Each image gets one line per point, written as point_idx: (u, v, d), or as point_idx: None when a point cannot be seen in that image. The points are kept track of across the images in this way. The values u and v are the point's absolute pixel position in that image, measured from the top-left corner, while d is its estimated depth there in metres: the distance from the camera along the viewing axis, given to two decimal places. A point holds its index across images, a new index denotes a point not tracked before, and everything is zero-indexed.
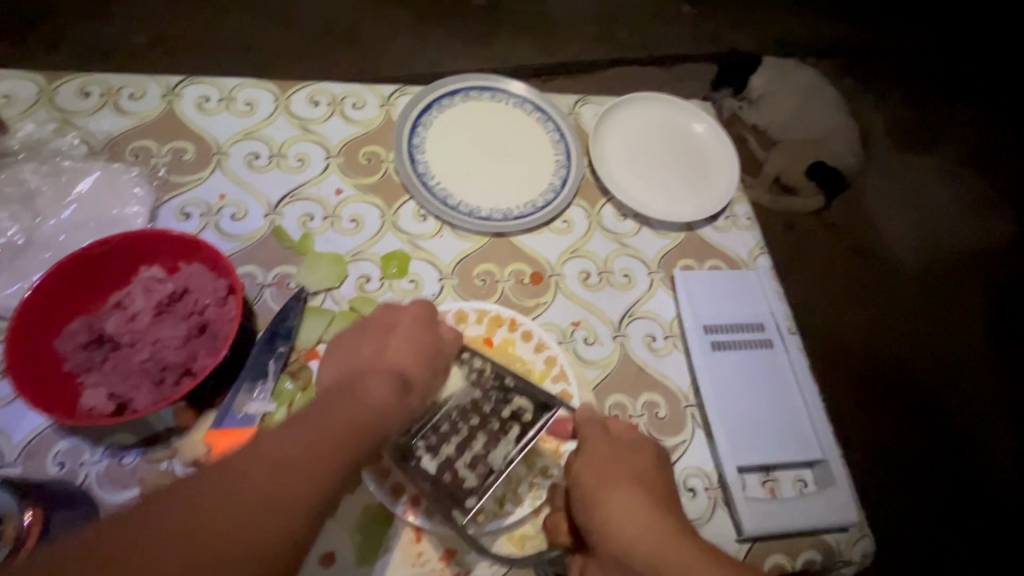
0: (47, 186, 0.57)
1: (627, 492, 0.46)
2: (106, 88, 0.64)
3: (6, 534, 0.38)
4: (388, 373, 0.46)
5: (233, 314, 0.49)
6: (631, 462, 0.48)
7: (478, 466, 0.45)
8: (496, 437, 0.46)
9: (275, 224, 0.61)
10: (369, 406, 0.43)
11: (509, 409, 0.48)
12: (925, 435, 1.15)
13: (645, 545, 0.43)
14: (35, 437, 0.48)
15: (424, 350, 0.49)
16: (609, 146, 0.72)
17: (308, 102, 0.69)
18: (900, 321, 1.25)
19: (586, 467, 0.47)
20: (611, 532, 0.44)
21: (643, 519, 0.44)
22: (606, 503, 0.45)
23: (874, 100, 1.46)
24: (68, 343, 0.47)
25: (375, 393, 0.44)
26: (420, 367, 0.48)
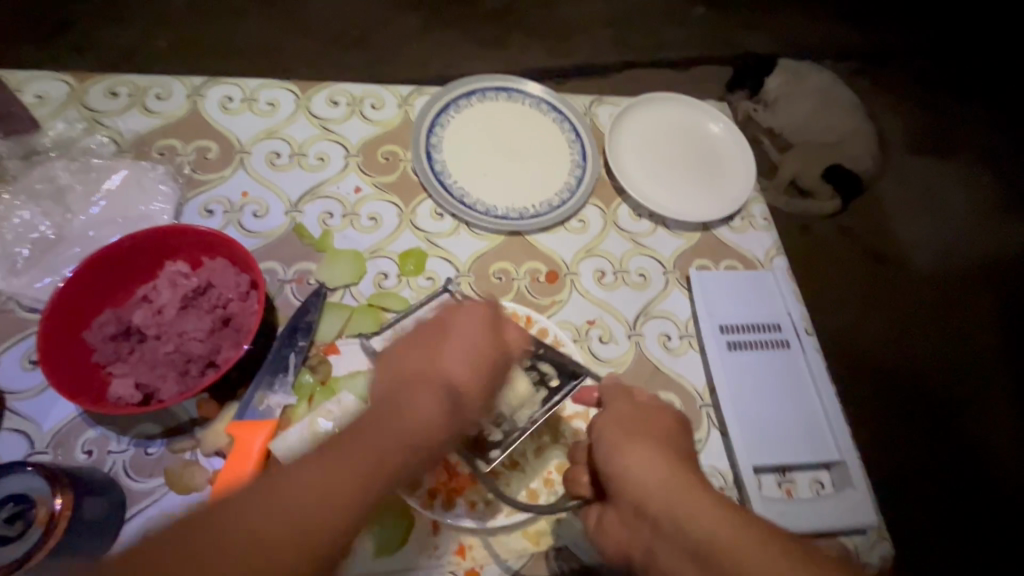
0: (78, 183, 0.59)
1: (646, 444, 0.44)
2: (134, 88, 0.66)
3: (38, 516, 0.39)
4: (438, 386, 0.41)
5: (255, 308, 0.50)
6: (653, 421, 0.46)
7: (506, 422, 0.47)
8: (522, 400, 0.48)
9: (295, 222, 0.62)
10: (414, 424, 0.39)
11: (536, 373, 0.50)
12: (945, 442, 1.13)
13: (661, 492, 0.41)
14: (63, 426, 0.49)
15: (485, 360, 0.43)
16: (626, 147, 0.72)
17: (328, 103, 0.70)
18: (918, 326, 1.23)
19: (607, 422, 0.46)
20: (628, 481, 0.42)
21: (658, 469, 0.42)
22: (625, 453, 0.43)
23: (891, 103, 1.44)
24: (97, 334, 0.49)
25: (425, 407, 0.40)
26: (474, 381, 0.42)
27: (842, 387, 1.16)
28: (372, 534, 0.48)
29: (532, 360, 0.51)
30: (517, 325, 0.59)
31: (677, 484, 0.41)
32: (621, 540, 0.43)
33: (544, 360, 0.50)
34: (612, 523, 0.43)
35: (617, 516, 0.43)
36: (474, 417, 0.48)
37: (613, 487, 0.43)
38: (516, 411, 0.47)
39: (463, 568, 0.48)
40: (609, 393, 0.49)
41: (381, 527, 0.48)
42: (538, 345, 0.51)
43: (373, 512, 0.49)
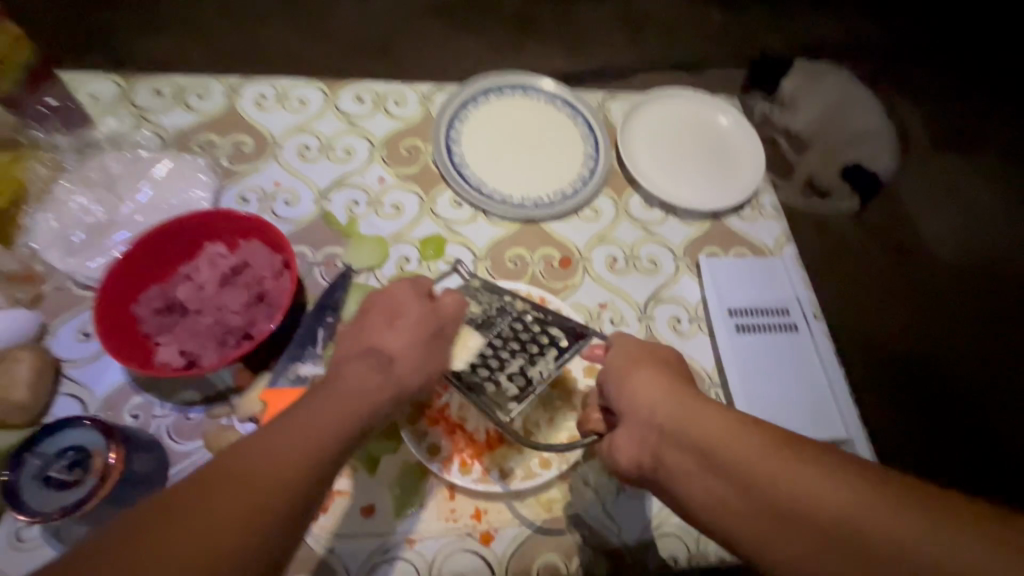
0: (127, 173, 0.64)
1: (652, 369, 0.46)
2: (177, 88, 0.71)
3: (95, 466, 0.43)
4: (371, 357, 0.44)
5: (287, 285, 0.54)
6: (657, 355, 0.49)
7: (520, 379, 0.47)
8: (535, 358, 0.48)
9: (323, 209, 0.66)
10: (354, 391, 0.41)
11: (545, 335, 0.50)
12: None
13: (663, 405, 0.43)
14: (113, 392, 0.53)
15: (416, 330, 0.46)
16: (637, 139, 0.75)
17: (354, 100, 0.74)
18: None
19: (615, 355, 0.49)
20: (636, 401, 0.45)
21: (660, 387, 0.44)
22: (632, 379, 0.46)
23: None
24: (145, 308, 0.53)
25: (361, 376, 0.42)
26: (409, 350, 0.45)
27: None
28: (393, 496, 0.51)
29: (539, 325, 0.51)
30: None
31: (680, 397, 0.43)
32: (632, 455, 0.45)
33: (551, 324, 0.50)
34: (625, 439, 0.45)
35: (632, 433, 0.45)
36: (493, 376, 0.48)
37: (623, 408, 0.46)
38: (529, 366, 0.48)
39: (479, 531, 0.51)
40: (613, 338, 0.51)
41: (402, 490, 0.51)
42: (546, 311, 0.52)
43: (394, 476, 0.52)
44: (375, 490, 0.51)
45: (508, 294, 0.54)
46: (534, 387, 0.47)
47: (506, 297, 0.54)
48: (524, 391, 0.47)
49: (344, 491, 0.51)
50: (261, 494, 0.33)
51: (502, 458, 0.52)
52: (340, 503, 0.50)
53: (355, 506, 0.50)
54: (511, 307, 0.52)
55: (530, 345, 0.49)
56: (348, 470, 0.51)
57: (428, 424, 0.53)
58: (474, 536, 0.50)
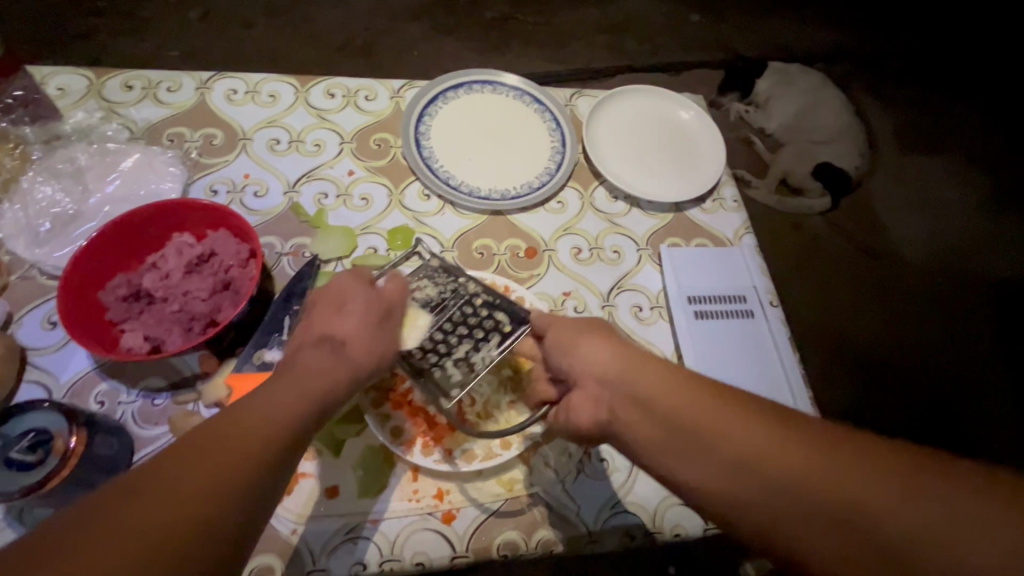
0: (95, 165, 0.65)
1: (597, 335, 0.47)
2: (148, 81, 0.72)
3: (56, 448, 0.44)
4: (326, 343, 0.45)
5: (253, 276, 0.56)
6: (598, 322, 0.49)
7: (467, 364, 0.48)
8: (479, 344, 0.49)
9: (293, 201, 0.67)
10: (310, 374, 0.42)
11: (490, 321, 0.50)
12: (924, 431, 1.16)
13: (613, 366, 0.44)
14: (79, 379, 0.54)
15: (365, 317, 0.48)
16: (602, 133, 0.77)
17: (325, 95, 0.75)
18: (903, 319, 1.26)
19: (553, 325, 0.49)
20: (587, 365, 0.46)
21: (607, 351, 0.46)
22: (579, 345, 0.47)
23: (877, 103, 1.48)
24: (111, 295, 0.54)
25: (314, 359, 0.44)
26: (363, 335, 0.47)
27: (827, 377, 1.19)
28: (357, 477, 0.52)
29: (487, 310, 0.51)
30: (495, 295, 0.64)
31: (629, 359, 0.44)
32: (591, 416, 0.45)
33: (496, 309, 0.51)
34: (579, 401, 0.45)
35: (585, 395, 0.45)
36: (438, 362, 0.49)
37: (574, 375, 0.47)
38: (474, 352, 0.49)
39: (440, 510, 0.52)
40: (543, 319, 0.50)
41: (365, 471, 0.52)
42: (495, 296, 0.52)
43: (359, 458, 0.53)
44: (340, 471, 0.52)
45: (463, 277, 0.54)
46: (477, 373, 0.48)
47: (461, 280, 0.54)
48: (468, 377, 0.48)
49: (308, 473, 0.52)
50: (238, 464, 0.34)
51: (463, 440, 0.54)
52: (303, 485, 0.51)
53: (319, 488, 0.51)
54: (462, 290, 0.53)
55: (474, 331, 0.50)
56: (313, 454, 0.53)
57: (391, 407, 0.54)
58: (436, 516, 0.52)
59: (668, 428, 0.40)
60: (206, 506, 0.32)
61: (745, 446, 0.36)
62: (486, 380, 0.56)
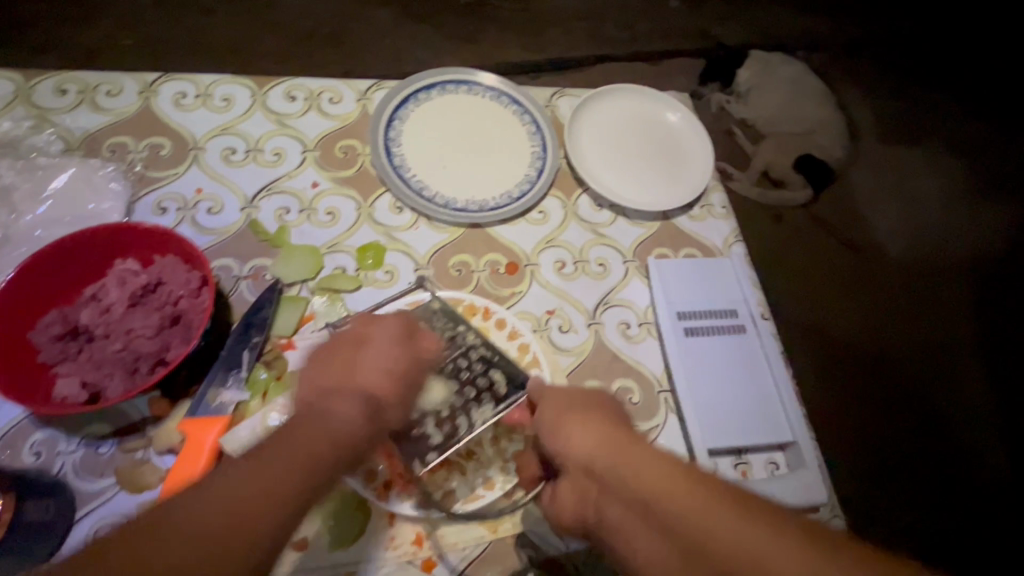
0: (24, 182, 0.58)
1: (584, 415, 0.45)
2: (83, 85, 0.65)
3: None
4: (357, 392, 0.42)
5: (205, 306, 0.50)
6: (591, 401, 0.47)
7: (448, 425, 0.46)
8: (469, 405, 0.47)
9: (251, 217, 0.62)
10: (338, 427, 0.40)
11: (485, 379, 0.49)
12: (909, 428, 1.14)
13: (602, 457, 0.42)
14: (10, 428, 0.48)
15: (404, 368, 0.44)
16: (586, 138, 0.73)
17: (285, 97, 0.69)
18: (886, 313, 1.24)
19: (544, 403, 0.47)
20: (574, 452, 0.43)
21: (596, 438, 0.43)
22: (565, 430, 0.44)
23: (858, 94, 1.45)
24: (42, 334, 0.48)
25: (343, 414, 0.40)
26: (398, 389, 0.43)
27: (817, 375, 1.15)
28: (327, 527, 0.48)
29: (483, 366, 0.50)
30: (475, 317, 0.60)
31: (615, 447, 0.42)
32: (575, 506, 0.43)
33: (495, 368, 0.50)
34: (564, 488, 0.44)
35: (570, 485, 0.43)
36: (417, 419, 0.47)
37: (561, 462, 0.44)
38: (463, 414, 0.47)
39: (420, 558, 0.48)
40: (536, 393, 0.48)
41: (336, 520, 0.48)
42: (494, 353, 0.51)
43: (330, 505, 0.49)
44: (309, 521, 0.48)
45: (462, 325, 0.53)
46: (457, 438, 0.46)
47: (459, 329, 0.52)
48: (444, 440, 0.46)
49: None
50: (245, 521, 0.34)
51: (443, 480, 0.50)
52: None
53: (286, 541, 0.47)
54: (461, 340, 0.51)
55: (466, 390, 0.48)
56: None
57: None
58: (415, 564, 0.48)
59: (661, 529, 0.37)
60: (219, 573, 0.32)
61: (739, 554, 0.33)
62: None
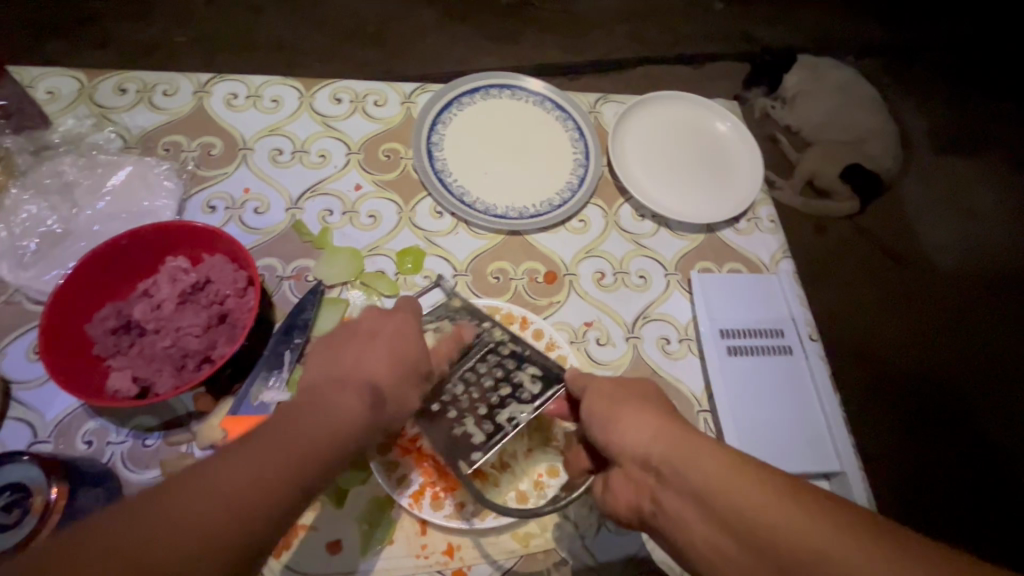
0: (85, 178, 0.60)
1: (638, 404, 0.43)
2: (142, 85, 0.67)
3: (34, 505, 0.40)
4: (361, 384, 0.41)
5: (251, 305, 0.51)
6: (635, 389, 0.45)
7: (495, 418, 0.45)
8: (506, 402, 0.46)
9: (296, 218, 0.63)
10: (336, 417, 0.38)
11: (521, 376, 0.48)
12: (963, 458, 1.05)
13: (658, 446, 0.40)
14: (65, 417, 0.50)
15: (406, 358, 0.43)
16: (630, 146, 0.71)
17: (331, 100, 0.70)
18: (943, 333, 1.15)
19: (589, 393, 0.45)
20: (627, 441, 0.42)
21: (650, 430, 0.41)
22: (620, 418, 0.43)
23: (915, 102, 1.36)
24: (98, 328, 0.50)
25: (348, 402, 0.39)
26: (400, 376, 0.42)
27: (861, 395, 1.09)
28: (360, 531, 0.48)
29: (516, 362, 0.49)
30: (513, 326, 0.59)
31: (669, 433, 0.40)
32: (630, 499, 0.42)
33: (529, 363, 0.48)
34: (619, 482, 0.43)
35: (626, 478, 0.42)
36: (462, 419, 0.46)
37: (612, 454, 0.43)
38: (505, 409, 0.46)
39: (451, 568, 0.48)
40: (579, 384, 0.46)
41: (369, 525, 0.49)
42: (523, 348, 0.50)
43: (363, 508, 0.49)
44: (343, 525, 0.48)
45: (488, 322, 0.51)
46: (504, 431, 0.44)
47: (486, 325, 0.51)
48: (494, 433, 0.45)
49: (309, 525, 0.48)
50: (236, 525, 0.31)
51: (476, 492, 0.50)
52: (305, 539, 0.48)
53: (320, 542, 0.48)
54: (489, 337, 0.50)
55: (502, 388, 0.47)
56: (314, 505, 0.49)
57: (400, 454, 0.50)
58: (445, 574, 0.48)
59: (716, 520, 0.36)
60: (212, 567, 0.30)
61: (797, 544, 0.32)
62: None
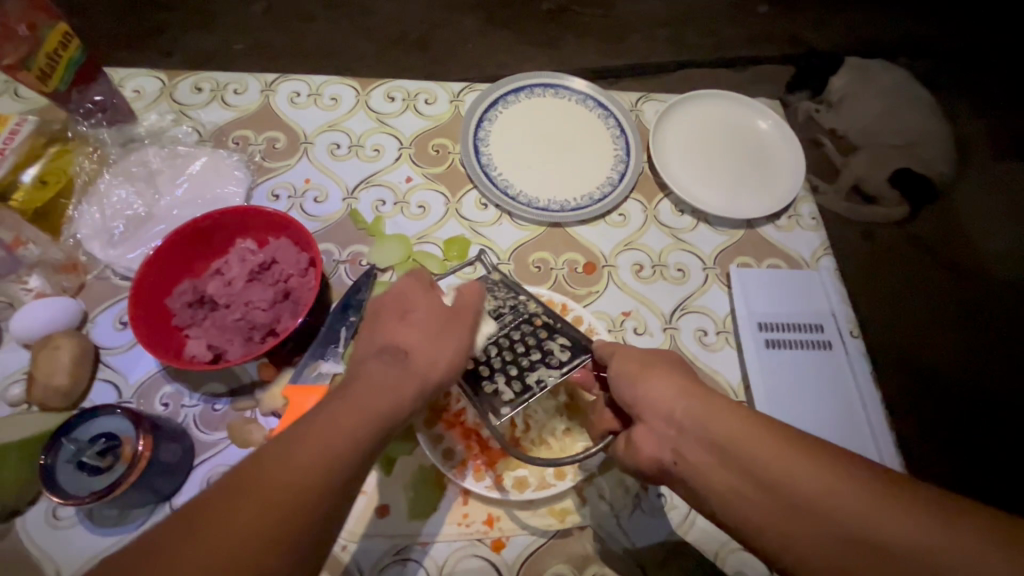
0: (166, 167, 0.66)
1: (662, 369, 0.46)
2: (216, 84, 0.73)
3: (124, 453, 0.45)
4: (392, 354, 0.45)
5: (312, 284, 0.55)
6: (664, 357, 0.47)
7: (525, 379, 0.47)
8: (534, 366, 0.48)
9: (351, 208, 0.67)
10: (377, 387, 0.42)
11: (551, 345, 0.49)
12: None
13: (684, 404, 0.43)
14: (146, 380, 0.56)
15: (436, 330, 0.47)
16: (671, 142, 0.72)
17: (385, 98, 0.74)
18: (1010, 345, 1.04)
19: (617, 358, 0.47)
20: (655, 401, 0.44)
21: (676, 390, 0.44)
22: (647, 380, 0.45)
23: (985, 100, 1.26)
24: (177, 301, 0.55)
25: (383, 371, 0.43)
26: (428, 343, 0.46)
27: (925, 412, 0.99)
28: (407, 498, 0.51)
29: (547, 331, 0.50)
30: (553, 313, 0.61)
31: (698, 398, 0.43)
32: (655, 454, 0.44)
33: (559, 333, 0.50)
34: (643, 437, 0.44)
35: (649, 431, 0.44)
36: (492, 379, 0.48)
37: (638, 411, 0.45)
38: (533, 372, 0.47)
39: (490, 537, 0.51)
40: (605, 350, 0.48)
41: (415, 492, 0.52)
42: (555, 320, 0.51)
43: (409, 477, 0.52)
44: (391, 491, 0.52)
45: (524, 295, 0.53)
46: (531, 392, 0.46)
47: (521, 298, 0.53)
48: (522, 393, 0.46)
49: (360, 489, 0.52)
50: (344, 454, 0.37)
51: (516, 466, 0.52)
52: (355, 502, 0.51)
53: (369, 505, 0.51)
54: (523, 308, 0.52)
55: (533, 353, 0.48)
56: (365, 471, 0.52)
57: (444, 427, 0.53)
58: (485, 543, 0.51)
59: (737, 469, 0.39)
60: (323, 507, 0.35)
61: (811, 490, 0.36)
62: (541, 406, 0.55)
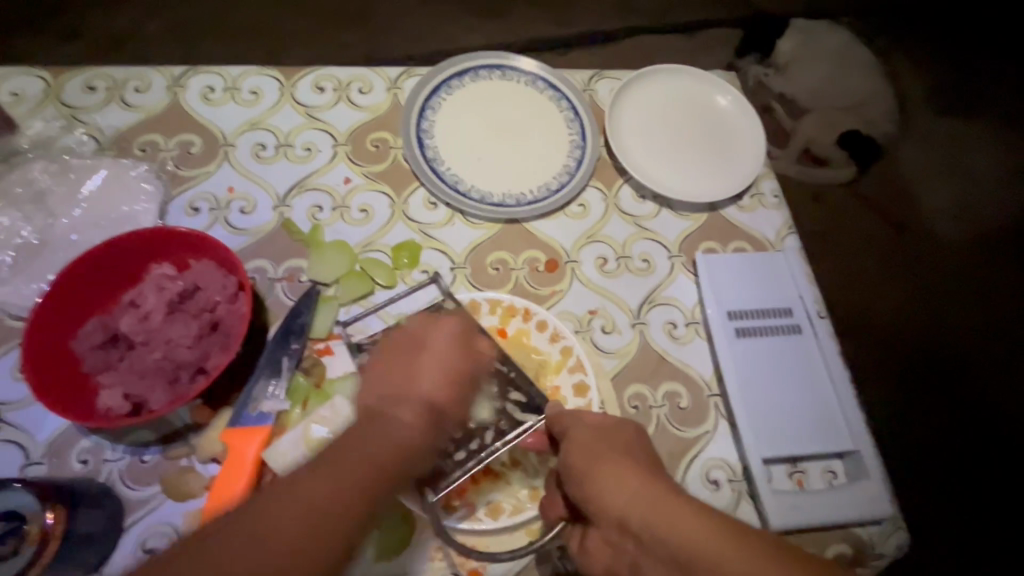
0: (57, 185, 0.57)
1: (614, 463, 0.41)
2: (112, 81, 0.63)
3: (30, 534, 0.39)
4: (414, 402, 0.41)
5: (242, 311, 0.49)
6: (614, 439, 0.43)
7: (470, 444, 0.47)
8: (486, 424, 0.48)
9: (284, 217, 0.60)
10: (393, 438, 0.39)
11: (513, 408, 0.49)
12: (975, 433, 0.91)
13: (639, 510, 0.38)
14: (57, 436, 0.49)
15: (458, 375, 0.43)
16: (627, 124, 0.68)
17: (313, 89, 0.67)
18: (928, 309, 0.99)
19: (567, 440, 0.44)
20: (605, 506, 0.39)
21: (630, 488, 0.39)
22: (596, 482, 0.40)
23: (955, 52, 1.15)
24: (85, 343, 0.48)
25: (401, 423, 0.39)
26: (452, 396, 0.42)
27: (897, 385, 0.94)
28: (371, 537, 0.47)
29: (503, 384, 0.49)
30: (515, 318, 0.57)
31: (651, 495, 0.38)
32: (609, 562, 0.40)
33: (513, 389, 0.49)
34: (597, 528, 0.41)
35: (603, 535, 0.40)
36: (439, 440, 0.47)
37: (591, 514, 0.41)
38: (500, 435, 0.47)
39: (466, 568, 0.48)
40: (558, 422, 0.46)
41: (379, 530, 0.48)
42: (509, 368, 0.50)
43: None
44: None
45: None
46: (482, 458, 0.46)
47: None
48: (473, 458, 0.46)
49: None
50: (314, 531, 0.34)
51: (488, 491, 0.49)
52: None
53: None
54: None
55: (486, 411, 0.48)
56: None
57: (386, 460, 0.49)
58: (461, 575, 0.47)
59: None
60: None
61: None
62: None
